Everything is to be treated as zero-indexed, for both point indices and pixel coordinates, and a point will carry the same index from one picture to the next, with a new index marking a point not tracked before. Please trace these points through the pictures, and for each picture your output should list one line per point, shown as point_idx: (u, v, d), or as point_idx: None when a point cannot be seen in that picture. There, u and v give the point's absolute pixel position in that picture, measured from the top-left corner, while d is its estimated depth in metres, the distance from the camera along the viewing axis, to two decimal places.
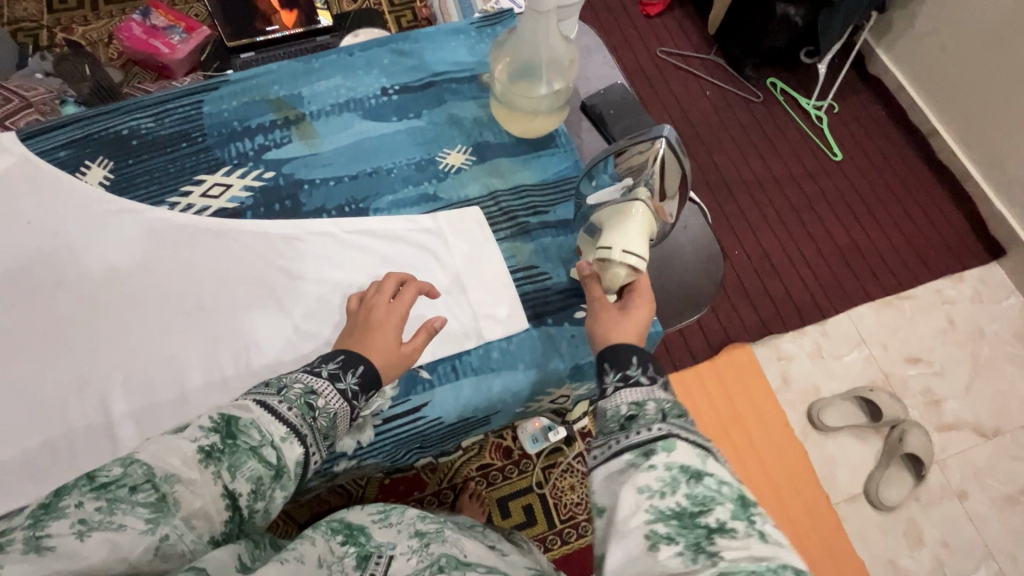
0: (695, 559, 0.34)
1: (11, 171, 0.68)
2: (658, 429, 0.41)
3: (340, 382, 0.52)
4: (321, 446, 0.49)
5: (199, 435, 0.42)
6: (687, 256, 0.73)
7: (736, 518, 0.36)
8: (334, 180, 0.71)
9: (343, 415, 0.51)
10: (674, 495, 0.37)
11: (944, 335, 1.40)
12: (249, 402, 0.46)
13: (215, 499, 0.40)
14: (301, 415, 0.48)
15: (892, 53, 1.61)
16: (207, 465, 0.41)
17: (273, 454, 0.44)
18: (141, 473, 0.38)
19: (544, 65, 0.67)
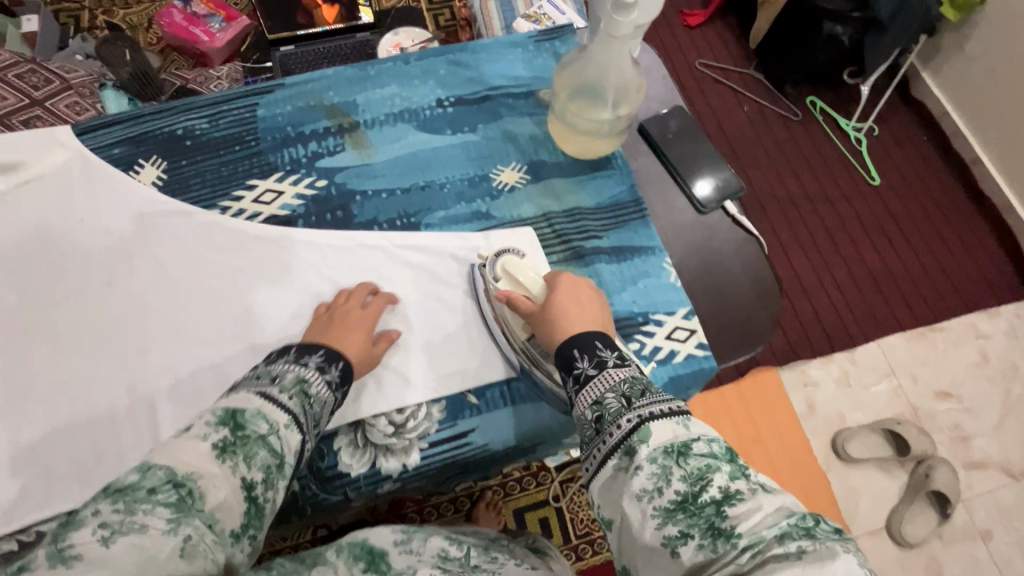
0: (716, 543, 0.37)
1: (67, 165, 0.67)
2: (629, 422, 0.44)
3: (327, 372, 0.52)
4: (313, 435, 0.49)
5: (208, 432, 0.42)
6: (741, 288, 0.71)
7: (735, 479, 0.40)
8: (387, 193, 0.70)
9: (331, 406, 0.52)
10: (670, 486, 0.40)
11: (975, 370, 1.37)
12: (249, 395, 0.47)
13: (235, 491, 0.40)
14: (298, 403, 0.48)
15: (939, 77, 1.56)
16: (223, 459, 0.41)
17: (278, 443, 0.45)
18: (160, 476, 0.38)
19: (611, 87, 0.65)
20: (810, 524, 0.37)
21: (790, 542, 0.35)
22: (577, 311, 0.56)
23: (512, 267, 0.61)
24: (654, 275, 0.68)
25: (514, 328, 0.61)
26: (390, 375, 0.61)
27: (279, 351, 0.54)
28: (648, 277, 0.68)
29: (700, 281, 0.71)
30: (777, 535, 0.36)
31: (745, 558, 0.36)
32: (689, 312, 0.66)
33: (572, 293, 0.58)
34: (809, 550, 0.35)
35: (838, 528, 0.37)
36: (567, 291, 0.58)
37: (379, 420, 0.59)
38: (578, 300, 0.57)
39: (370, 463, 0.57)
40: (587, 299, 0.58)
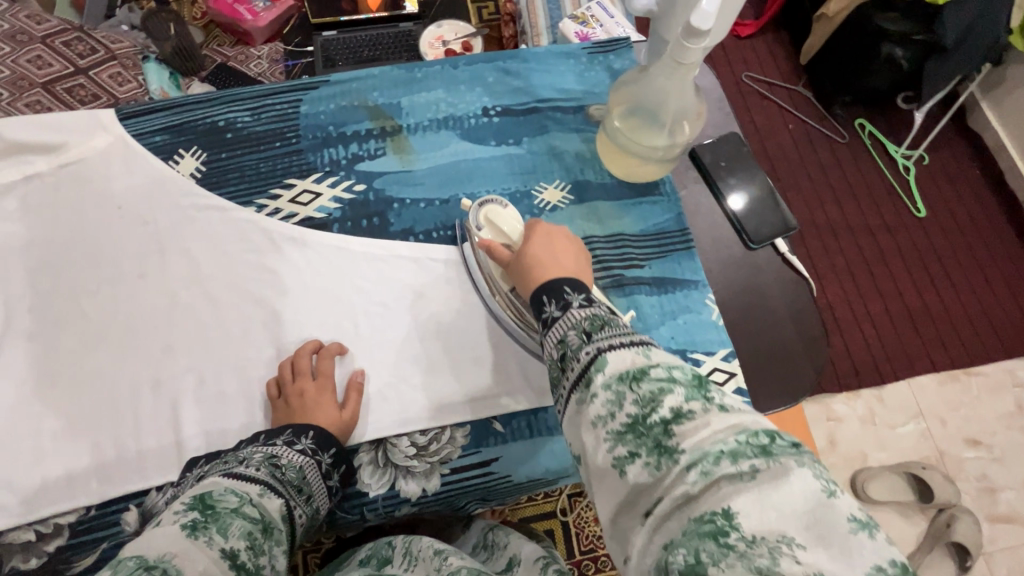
0: (662, 461, 0.35)
1: (107, 150, 0.67)
2: (588, 354, 0.42)
3: (297, 444, 0.53)
4: (299, 499, 0.50)
5: (177, 516, 0.41)
6: (784, 329, 0.68)
7: (690, 400, 0.37)
8: (425, 203, 0.68)
9: (313, 470, 0.53)
10: (623, 410, 0.37)
11: (1010, 420, 1.31)
12: (217, 478, 0.47)
13: (216, 562, 0.39)
14: (269, 473, 0.49)
15: (999, 109, 1.48)
16: (195, 536, 0.40)
17: (255, 510, 0.45)
18: (131, 564, 0.36)
19: (670, 114, 0.62)
20: (764, 441, 0.34)
21: (743, 461, 0.32)
22: (550, 258, 0.53)
23: (494, 216, 0.61)
24: (696, 311, 0.65)
25: (493, 274, 0.61)
26: (415, 393, 0.60)
27: (249, 438, 0.54)
28: (690, 313, 0.65)
29: (742, 319, 0.68)
30: (727, 454, 0.33)
31: (693, 479, 0.33)
32: (730, 353, 0.63)
33: (549, 238, 0.56)
34: (763, 469, 0.32)
35: (794, 441, 0.34)
36: (539, 240, 0.55)
37: (401, 441, 0.59)
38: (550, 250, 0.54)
39: (389, 484, 0.57)
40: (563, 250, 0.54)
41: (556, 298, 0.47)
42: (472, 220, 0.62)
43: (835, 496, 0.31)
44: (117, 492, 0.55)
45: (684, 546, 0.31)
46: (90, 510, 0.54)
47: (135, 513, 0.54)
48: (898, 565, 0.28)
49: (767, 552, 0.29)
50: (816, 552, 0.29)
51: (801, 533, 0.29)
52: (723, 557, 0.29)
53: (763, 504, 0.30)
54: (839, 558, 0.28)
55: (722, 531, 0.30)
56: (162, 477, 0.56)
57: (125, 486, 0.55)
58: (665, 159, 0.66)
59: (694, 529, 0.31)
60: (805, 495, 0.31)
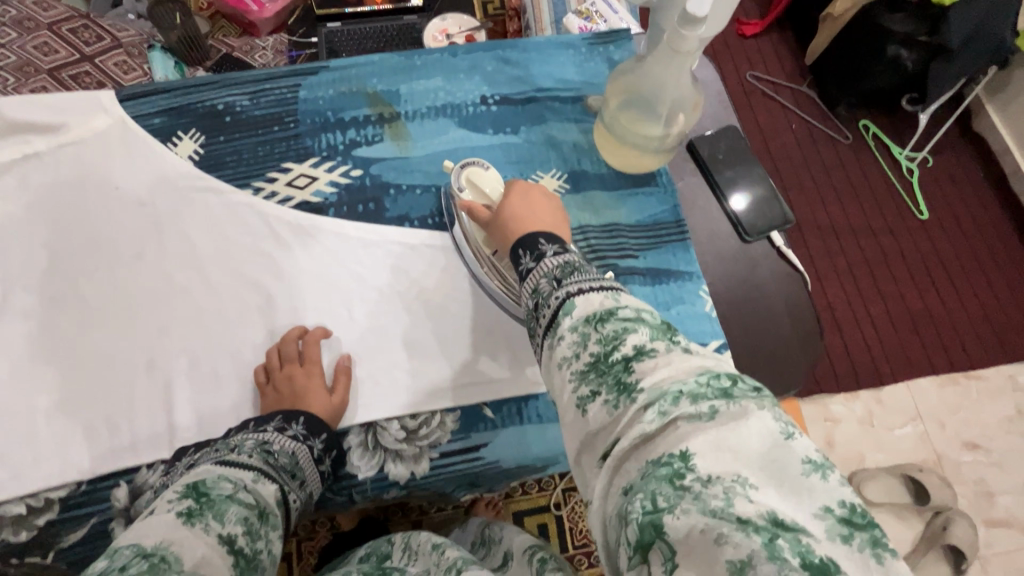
0: (621, 400, 0.35)
1: (107, 132, 0.67)
2: (557, 299, 0.42)
3: (288, 430, 0.53)
4: (293, 485, 0.50)
5: (171, 504, 0.40)
6: (780, 324, 0.68)
7: (654, 339, 0.38)
8: (421, 189, 0.68)
9: (304, 455, 0.53)
10: (586, 349, 0.39)
11: (1010, 425, 1.30)
12: (209, 466, 0.46)
13: (215, 548, 0.38)
14: (263, 459, 0.49)
15: (1004, 113, 1.47)
16: (191, 522, 0.39)
17: (250, 496, 0.44)
18: (128, 553, 0.35)
19: (665, 104, 0.62)
20: (724, 384, 0.34)
21: (702, 402, 0.33)
22: (527, 212, 0.54)
23: (475, 177, 0.62)
24: (689, 302, 0.65)
25: (478, 239, 0.62)
26: (407, 378, 0.60)
27: (239, 426, 0.55)
28: (683, 304, 0.65)
29: (738, 312, 0.68)
30: (686, 395, 0.34)
31: (650, 418, 0.33)
32: (722, 345, 0.63)
33: (522, 194, 0.57)
34: (722, 410, 0.32)
35: (756, 385, 0.35)
36: (518, 197, 0.57)
37: (391, 424, 0.59)
38: (527, 204, 0.55)
39: (378, 467, 0.57)
40: (540, 205, 0.56)
41: (530, 249, 0.48)
42: (453, 182, 0.63)
43: (790, 438, 0.31)
44: (109, 469, 0.55)
45: (642, 490, 0.31)
46: (82, 485, 0.55)
47: (125, 490, 0.55)
48: (850, 506, 0.29)
49: (722, 492, 0.29)
50: (768, 492, 0.29)
51: (756, 474, 0.30)
52: (678, 502, 0.29)
53: (721, 449, 0.31)
54: (790, 498, 0.29)
55: (678, 473, 0.30)
56: (154, 455, 0.56)
57: (118, 463, 0.55)
58: (661, 149, 0.66)
59: (652, 472, 0.31)
60: (766, 437, 0.31)
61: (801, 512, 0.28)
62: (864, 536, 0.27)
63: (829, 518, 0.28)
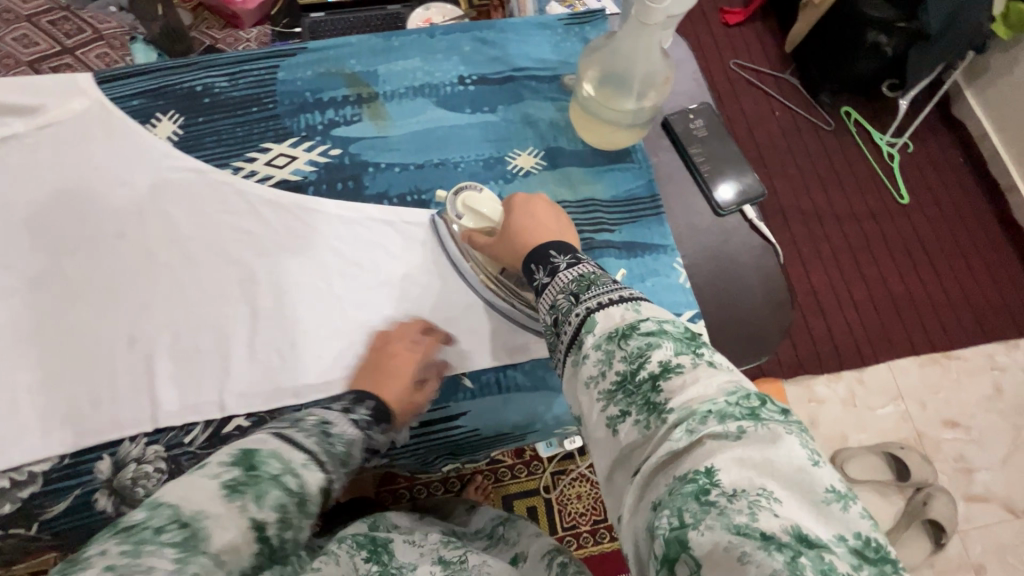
0: (652, 420, 0.37)
1: (86, 113, 0.68)
2: (578, 316, 0.44)
3: (352, 413, 0.51)
4: (340, 472, 0.44)
5: (219, 470, 0.37)
6: (752, 295, 0.69)
7: (679, 354, 0.38)
8: (400, 167, 0.69)
9: (359, 443, 0.48)
10: (612, 368, 0.40)
11: (988, 403, 1.31)
12: (268, 433, 0.42)
13: (244, 532, 0.35)
14: (319, 442, 0.44)
15: (981, 97, 1.48)
16: (231, 499, 0.35)
17: (296, 481, 0.39)
18: (167, 513, 0.33)
19: (637, 79, 0.63)
20: (754, 403, 0.35)
21: (730, 422, 0.34)
22: (530, 225, 0.58)
23: (472, 202, 0.64)
24: (663, 274, 0.67)
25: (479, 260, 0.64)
26: (387, 350, 0.62)
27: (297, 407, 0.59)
28: (657, 276, 0.67)
29: (710, 284, 0.69)
30: (715, 413, 0.34)
31: (679, 436, 0.34)
32: (695, 315, 0.65)
33: (523, 212, 0.59)
34: (750, 431, 0.33)
35: (784, 408, 0.35)
36: (521, 209, 0.60)
37: None
38: (531, 214, 0.59)
39: None
40: (542, 212, 0.60)
41: (544, 264, 0.51)
42: (449, 208, 0.65)
43: (817, 464, 0.32)
44: (91, 443, 0.56)
45: (669, 508, 0.32)
46: (64, 459, 0.56)
47: (107, 462, 0.56)
48: (864, 538, 0.30)
49: (747, 506, 0.30)
50: (792, 508, 0.30)
51: (779, 490, 0.31)
52: (704, 517, 0.30)
53: (745, 466, 0.32)
54: (814, 519, 0.30)
55: (703, 489, 0.32)
56: (137, 430, 0.57)
57: (100, 437, 0.56)
58: (634, 124, 0.67)
59: (678, 489, 0.33)
60: (789, 460, 0.32)
61: (821, 531, 0.30)
62: (874, 569, 0.29)
63: (843, 546, 0.29)
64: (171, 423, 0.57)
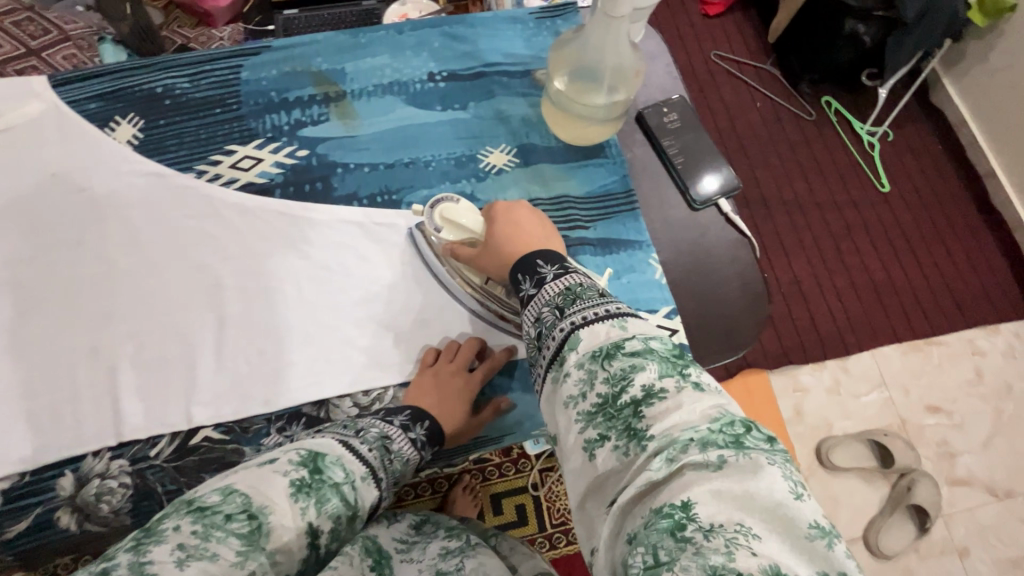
0: (631, 446, 0.36)
1: (40, 117, 0.65)
2: (562, 332, 0.43)
3: (411, 432, 0.54)
4: (389, 489, 0.49)
5: (289, 468, 0.40)
6: (728, 288, 0.69)
7: (664, 377, 0.38)
8: (369, 167, 0.68)
9: (411, 463, 0.53)
10: (594, 390, 0.39)
11: (969, 387, 1.33)
12: (334, 441, 0.46)
13: (299, 534, 0.38)
14: (378, 457, 0.48)
15: (959, 84, 1.49)
16: (297, 500, 0.39)
17: (352, 494, 0.43)
18: (238, 502, 0.36)
19: (607, 73, 0.62)
20: (737, 432, 0.35)
21: (711, 451, 0.33)
22: (512, 234, 0.56)
23: (450, 214, 0.60)
24: (640, 271, 0.66)
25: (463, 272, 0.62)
26: (360, 355, 0.61)
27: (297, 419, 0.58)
28: (633, 272, 0.66)
29: (686, 277, 0.69)
30: (696, 442, 0.34)
31: (658, 465, 0.34)
32: (672, 311, 0.65)
33: (506, 222, 0.57)
34: (730, 461, 0.33)
35: (768, 437, 0.35)
36: (502, 218, 0.58)
37: (344, 401, 0.59)
38: (512, 222, 0.57)
39: None
40: (526, 223, 0.57)
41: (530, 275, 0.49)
42: (428, 223, 0.61)
43: (799, 498, 0.32)
44: (53, 459, 0.54)
45: (644, 544, 0.31)
46: (25, 477, 0.54)
47: (70, 478, 0.54)
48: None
49: (725, 544, 0.30)
50: (771, 545, 0.30)
51: (759, 525, 0.30)
52: (679, 556, 0.30)
53: (725, 498, 0.31)
54: (794, 556, 0.30)
55: (679, 525, 0.31)
56: (100, 444, 0.55)
57: (61, 452, 0.55)
58: (605, 118, 0.66)
59: (653, 523, 0.32)
60: (772, 493, 0.31)
61: (803, 570, 0.29)
62: None
63: None
64: (137, 437, 0.56)
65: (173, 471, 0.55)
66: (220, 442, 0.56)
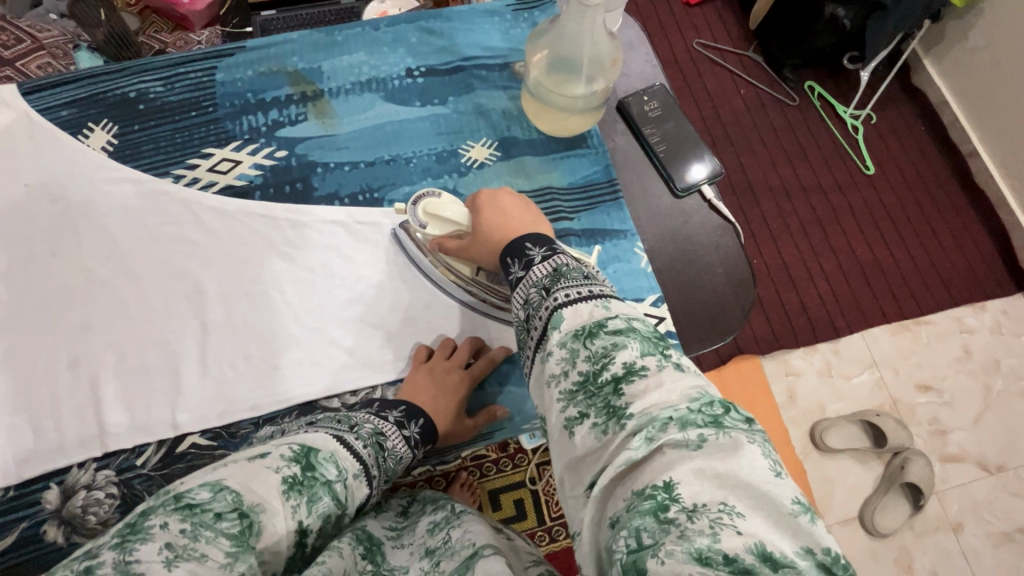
0: (610, 425, 0.36)
1: (12, 126, 0.64)
2: (545, 312, 0.43)
3: (405, 428, 0.53)
4: (380, 487, 0.48)
5: (281, 464, 0.39)
6: (713, 274, 0.69)
7: (645, 355, 0.38)
8: (350, 166, 0.67)
9: (404, 461, 0.52)
10: (575, 368, 0.39)
11: (958, 365, 1.34)
12: (327, 436, 0.45)
13: (289, 534, 0.37)
14: (373, 454, 0.47)
15: (940, 65, 1.49)
16: (288, 496, 0.38)
17: (344, 491, 0.42)
18: (228, 500, 0.34)
19: (584, 62, 0.62)
20: (716, 412, 0.35)
21: (691, 430, 0.33)
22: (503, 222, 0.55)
23: (433, 208, 0.60)
24: (625, 260, 0.67)
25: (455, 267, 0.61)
26: (346, 356, 0.60)
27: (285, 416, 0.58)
28: (619, 261, 0.67)
29: (672, 266, 0.69)
30: (676, 420, 0.34)
31: (637, 444, 0.34)
32: (658, 299, 0.65)
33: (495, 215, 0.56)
34: (711, 440, 0.33)
35: (747, 418, 0.35)
36: (488, 207, 0.57)
37: (332, 402, 0.59)
38: (500, 208, 0.56)
39: None
40: (511, 207, 0.57)
41: (518, 256, 0.49)
42: (413, 219, 0.62)
43: (779, 476, 0.32)
44: (38, 473, 0.54)
45: (627, 528, 0.31)
46: (10, 491, 0.53)
47: (56, 491, 0.53)
48: (832, 554, 0.29)
49: (709, 525, 0.29)
50: (754, 523, 0.30)
51: (741, 503, 0.30)
52: (663, 538, 0.30)
53: (706, 477, 0.31)
54: (777, 534, 0.30)
55: (663, 506, 0.31)
56: (85, 455, 0.55)
57: (46, 466, 0.54)
58: (586, 108, 0.66)
59: (636, 506, 0.32)
60: (756, 471, 0.31)
61: (785, 546, 0.29)
62: None
63: (808, 559, 0.29)
64: (121, 446, 0.55)
65: (160, 480, 0.55)
66: (207, 448, 0.56)
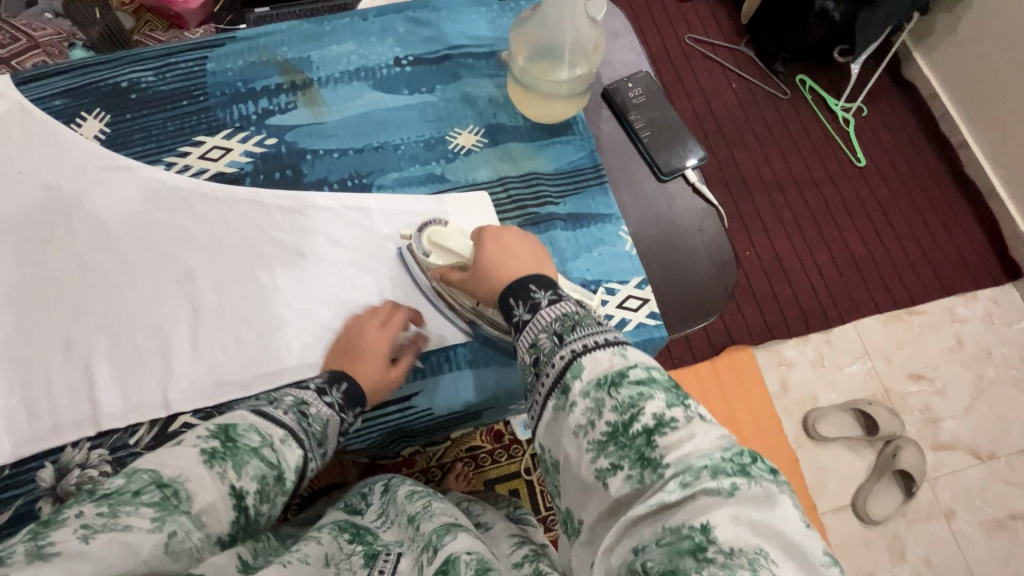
0: (646, 474, 0.36)
1: (5, 117, 0.65)
2: (562, 359, 0.42)
3: (327, 395, 0.52)
4: (316, 452, 0.47)
5: (200, 439, 0.39)
6: (697, 257, 0.70)
7: (672, 406, 0.37)
8: (339, 153, 0.68)
9: (335, 424, 0.50)
10: (603, 420, 0.38)
11: (950, 354, 1.35)
12: (246, 411, 0.44)
13: (224, 497, 0.38)
14: (297, 420, 0.46)
15: (931, 58, 1.50)
16: (212, 465, 0.38)
17: (274, 454, 0.42)
18: (145, 478, 0.36)
19: (567, 47, 0.64)
20: (745, 461, 0.35)
21: (723, 478, 0.34)
22: (504, 261, 0.53)
23: (438, 239, 0.59)
24: (609, 243, 0.68)
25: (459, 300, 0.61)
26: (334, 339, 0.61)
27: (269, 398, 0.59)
28: (604, 245, 0.68)
29: (656, 250, 0.70)
30: (709, 469, 0.34)
31: (673, 488, 0.34)
32: (643, 281, 0.67)
33: (498, 252, 0.54)
34: (743, 488, 0.34)
35: (773, 467, 0.36)
36: (491, 244, 0.55)
37: None
38: (502, 249, 0.55)
39: None
40: (516, 245, 0.55)
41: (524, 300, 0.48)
42: (417, 245, 0.60)
43: (808, 526, 0.33)
44: (33, 452, 0.55)
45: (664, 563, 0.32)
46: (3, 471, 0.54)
47: (50, 470, 0.55)
48: None
49: (748, 563, 0.31)
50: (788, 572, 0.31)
51: (775, 550, 0.32)
52: None
53: (741, 524, 0.32)
54: None
55: (700, 546, 0.32)
56: (80, 436, 0.56)
57: (40, 446, 0.55)
58: (572, 95, 0.68)
59: (673, 543, 0.33)
60: (790, 524, 0.32)
61: None
62: None
63: None
64: (114, 426, 0.56)
65: None
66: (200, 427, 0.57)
